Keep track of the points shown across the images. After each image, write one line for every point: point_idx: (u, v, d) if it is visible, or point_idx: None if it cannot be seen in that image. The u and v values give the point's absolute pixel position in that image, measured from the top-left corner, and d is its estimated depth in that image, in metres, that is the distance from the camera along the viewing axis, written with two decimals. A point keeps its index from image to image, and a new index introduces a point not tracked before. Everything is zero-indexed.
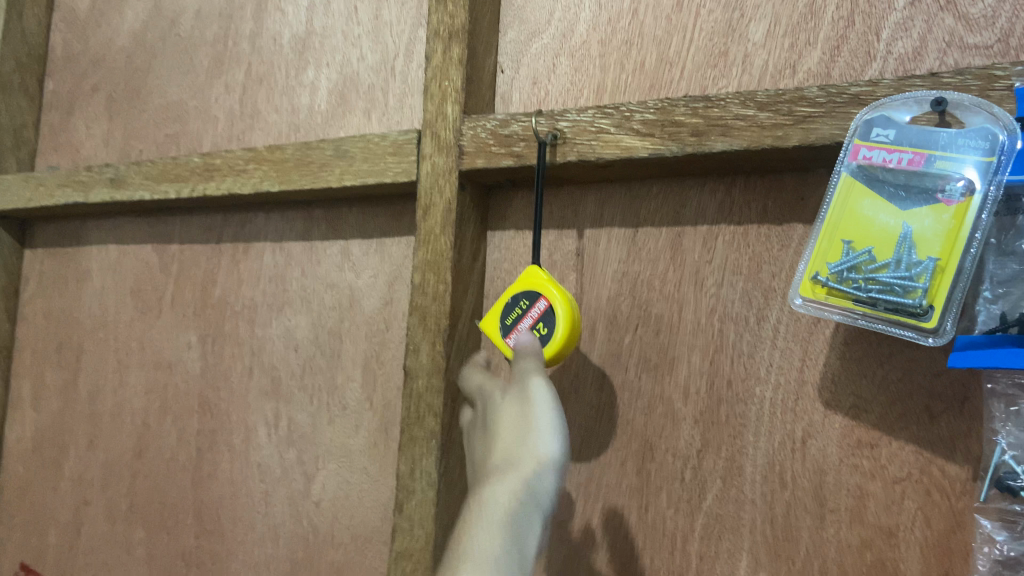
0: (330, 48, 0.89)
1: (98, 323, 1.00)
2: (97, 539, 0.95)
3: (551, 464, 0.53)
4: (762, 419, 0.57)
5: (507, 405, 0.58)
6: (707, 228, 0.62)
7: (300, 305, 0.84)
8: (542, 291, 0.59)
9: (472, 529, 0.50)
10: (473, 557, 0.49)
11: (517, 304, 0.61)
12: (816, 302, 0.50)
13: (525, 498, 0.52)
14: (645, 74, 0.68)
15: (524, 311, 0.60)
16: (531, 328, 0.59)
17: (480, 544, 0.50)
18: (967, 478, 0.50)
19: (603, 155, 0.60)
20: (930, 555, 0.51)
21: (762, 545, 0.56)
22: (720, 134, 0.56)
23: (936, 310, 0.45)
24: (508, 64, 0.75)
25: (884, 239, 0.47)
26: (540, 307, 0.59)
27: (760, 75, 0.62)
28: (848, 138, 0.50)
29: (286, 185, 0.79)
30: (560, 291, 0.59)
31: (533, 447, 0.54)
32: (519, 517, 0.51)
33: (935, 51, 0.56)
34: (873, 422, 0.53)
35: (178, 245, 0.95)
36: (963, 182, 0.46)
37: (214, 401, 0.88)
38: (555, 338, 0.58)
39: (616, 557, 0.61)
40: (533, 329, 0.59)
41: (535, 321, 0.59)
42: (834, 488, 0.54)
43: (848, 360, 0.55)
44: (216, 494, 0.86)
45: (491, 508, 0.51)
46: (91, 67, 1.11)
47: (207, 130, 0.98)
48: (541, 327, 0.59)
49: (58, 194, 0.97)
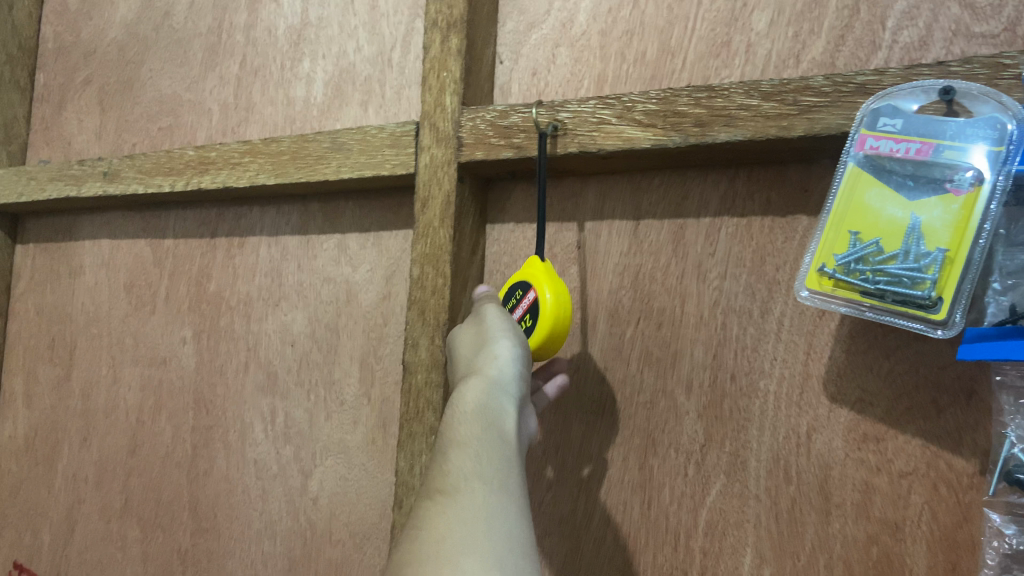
0: (326, 40, 0.88)
1: (92, 319, 0.98)
2: (91, 538, 0.94)
3: (507, 349, 0.53)
4: (766, 413, 0.57)
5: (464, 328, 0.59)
6: (710, 220, 0.61)
7: (297, 300, 0.83)
8: (532, 282, 0.58)
9: (450, 425, 0.50)
10: (458, 444, 0.49)
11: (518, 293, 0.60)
12: (823, 294, 0.49)
13: (490, 385, 0.51)
14: (646, 65, 0.67)
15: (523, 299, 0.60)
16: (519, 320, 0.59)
17: (460, 434, 0.49)
18: (974, 472, 0.50)
19: (604, 146, 0.59)
20: (937, 550, 0.50)
21: (766, 540, 0.55)
22: (724, 124, 0.55)
23: (945, 301, 0.45)
24: (507, 55, 0.74)
25: (891, 230, 0.47)
26: (529, 297, 0.59)
27: (764, 65, 0.62)
28: (855, 128, 0.50)
29: (282, 178, 0.78)
30: (550, 282, 0.58)
31: (490, 349, 0.53)
32: (490, 401, 0.51)
33: (941, 40, 0.56)
34: (878, 416, 0.53)
35: (172, 239, 0.94)
36: (972, 172, 0.45)
37: (209, 398, 0.87)
38: (531, 340, 0.57)
39: (618, 554, 0.61)
40: (522, 320, 0.59)
41: (524, 313, 0.59)
42: (840, 483, 0.54)
43: (854, 353, 0.54)
44: (213, 491, 0.85)
45: (461, 402, 0.51)
46: (82, 59, 1.09)
47: (201, 123, 0.97)
48: (528, 318, 0.58)
49: (49, 188, 0.96)
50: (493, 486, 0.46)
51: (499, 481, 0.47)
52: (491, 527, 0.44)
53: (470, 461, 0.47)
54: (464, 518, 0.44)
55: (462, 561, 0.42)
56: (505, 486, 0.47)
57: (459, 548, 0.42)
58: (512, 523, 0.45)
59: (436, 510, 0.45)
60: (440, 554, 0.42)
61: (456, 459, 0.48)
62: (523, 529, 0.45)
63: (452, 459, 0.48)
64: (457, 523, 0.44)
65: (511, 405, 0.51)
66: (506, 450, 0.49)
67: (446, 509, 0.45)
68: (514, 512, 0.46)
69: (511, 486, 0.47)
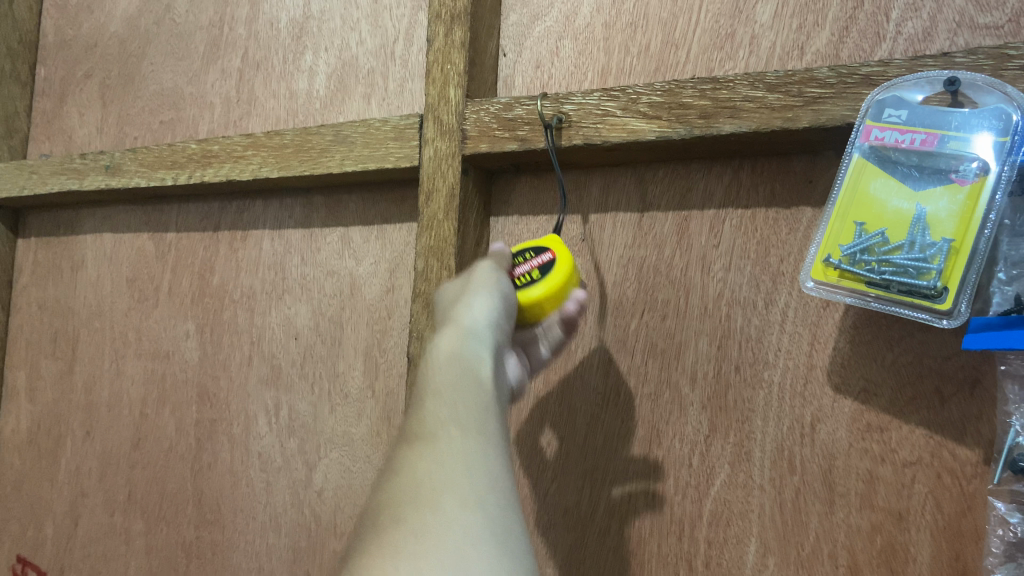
0: (328, 33, 0.88)
1: (94, 313, 0.98)
2: (95, 531, 0.94)
3: (482, 299, 0.52)
4: (770, 404, 0.57)
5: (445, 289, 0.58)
6: (714, 212, 0.61)
7: (300, 293, 0.83)
8: (553, 246, 0.56)
9: (426, 376, 0.49)
10: (434, 391, 0.47)
11: (538, 252, 0.56)
12: (828, 285, 0.49)
13: (465, 335, 0.50)
14: (650, 57, 0.67)
15: (540, 257, 0.56)
16: (520, 274, 0.56)
17: (436, 381, 0.48)
18: (978, 461, 0.50)
19: (609, 139, 0.59)
20: (941, 539, 0.51)
21: (770, 530, 0.56)
22: (729, 116, 0.55)
23: (951, 292, 0.45)
24: (510, 48, 0.74)
25: (897, 221, 0.47)
26: (543, 258, 0.56)
27: (768, 57, 0.62)
28: (860, 119, 0.50)
29: (285, 171, 0.78)
30: (569, 259, 0.56)
31: (468, 298, 0.52)
32: (466, 350, 0.49)
33: (946, 32, 0.56)
34: (882, 406, 0.53)
35: (174, 233, 0.94)
36: (977, 163, 0.46)
37: (213, 391, 0.87)
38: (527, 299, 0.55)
39: (623, 544, 0.61)
40: (524, 274, 0.56)
41: (530, 270, 0.56)
42: (844, 472, 0.54)
43: (858, 344, 0.54)
44: (216, 484, 0.85)
45: (437, 354, 0.50)
46: (83, 53, 1.09)
47: (203, 116, 0.97)
48: (533, 276, 0.55)
49: (51, 182, 0.96)
50: (471, 426, 0.44)
51: (478, 423, 0.45)
52: (471, 467, 0.42)
53: (447, 405, 0.46)
54: (441, 463, 0.42)
55: (443, 500, 0.40)
56: (484, 427, 0.45)
57: (439, 489, 0.41)
58: (494, 463, 0.43)
59: (413, 457, 0.44)
60: (421, 495, 0.41)
61: (432, 407, 0.46)
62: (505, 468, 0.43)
63: (429, 407, 0.46)
64: (436, 464, 0.42)
65: (489, 354, 0.50)
66: (485, 393, 0.47)
67: (423, 455, 0.43)
68: (495, 451, 0.44)
69: (491, 428, 0.45)
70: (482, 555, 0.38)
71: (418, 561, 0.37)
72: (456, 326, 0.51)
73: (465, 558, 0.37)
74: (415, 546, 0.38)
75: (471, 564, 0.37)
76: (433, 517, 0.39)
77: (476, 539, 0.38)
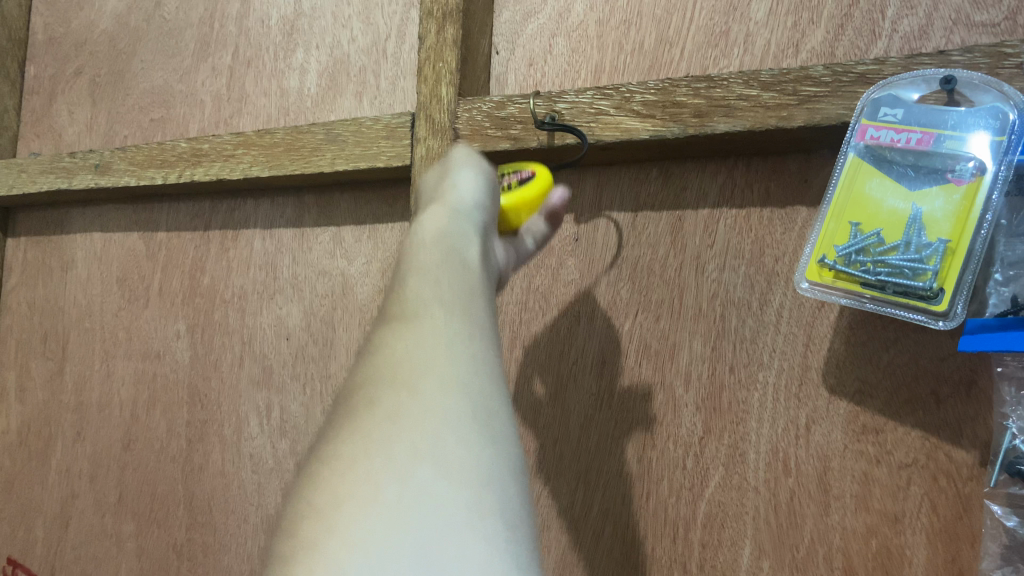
0: (319, 30, 0.87)
1: (84, 313, 0.97)
2: (86, 533, 0.93)
3: (467, 186, 0.52)
4: (765, 405, 0.56)
5: (429, 176, 0.57)
6: (708, 211, 0.60)
7: (292, 293, 0.82)
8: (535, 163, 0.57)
9: (409, 255, 0.47)
10: (417, 268, 0.46)
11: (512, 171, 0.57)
12: (823, 286, 0.49)
13: (450, 215, 0.49)
14: (644, 55, 0.66)
15: (517, 174, 0.57)
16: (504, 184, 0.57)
17: (420, 258, 0.46)
18: (974, 464, 0.50)
19: (602, 138, 0.59)
20: (936, 541, 0.50)
21: (765, 533, 0.55)
22: (723, 115, 0.54)
23: (946, 293, 0.44)
24: (503, 45, 0.73)
25: (893, 221, 0.46)
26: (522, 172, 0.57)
27: (762, 55, 0.61)
28: (856, 118, 0.49)
29: (276, 170, 0.77)
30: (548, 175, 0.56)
31: (454, 184, 0.52)
32: (452, 229, 0.48)
33: (941, 30, 0.55)
34: (878, 407, 0.53)
35: (165, 232, 0.93)
36: (974, 163, 0.45)
37: (204, 392, 0.86)
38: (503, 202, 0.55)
39: (617, 547, 0.60)
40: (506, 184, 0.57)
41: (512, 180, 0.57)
42: (839, 474, 0.53)
43: (853, 345, 0.54)
44: (208, 485, 0.84)
45: (422, 234, 0.48)
46: (73, 51, 1.07)
47: (194, 114, 0.95)
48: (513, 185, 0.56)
49: (40, 180, 0.95)
50: (455, 304, 0.43)
51: (462, 301, 0.43)
52: (455, 340, 0.41)
53: (430, 282, 0.44)
54: (424, 336, 0.40)
55: (421, 384, 0.38)
56: (469, 306, 0.43)
57: (418, 370, 0.39)
58: (478, 345, 0.41)
59: (393, 330, 0.42)
60: (398, 375, 0.39)
61: (415, 282, 0.45)
62: (488, 350, 0.42)
63: (411, 284, 0.45)
64: (416, 340, 0.40)
65: (474, 236, 0.49)
66: (470, 274, 0.46)
67: (404, 328, 0.41)
68: (479, 333, 0.42)
69: (475, 308, 0.44)
70: (461, 440, 0.36)
71: (392, 445, 0.35)
72: (442, 207, 0.50)
73: (442, 438, 0.36)
74: (390, 428, 0.36)
75: (449, 449, 0.35)
76: (410, 400, 0.37)
77: (455, 424, 0.36)
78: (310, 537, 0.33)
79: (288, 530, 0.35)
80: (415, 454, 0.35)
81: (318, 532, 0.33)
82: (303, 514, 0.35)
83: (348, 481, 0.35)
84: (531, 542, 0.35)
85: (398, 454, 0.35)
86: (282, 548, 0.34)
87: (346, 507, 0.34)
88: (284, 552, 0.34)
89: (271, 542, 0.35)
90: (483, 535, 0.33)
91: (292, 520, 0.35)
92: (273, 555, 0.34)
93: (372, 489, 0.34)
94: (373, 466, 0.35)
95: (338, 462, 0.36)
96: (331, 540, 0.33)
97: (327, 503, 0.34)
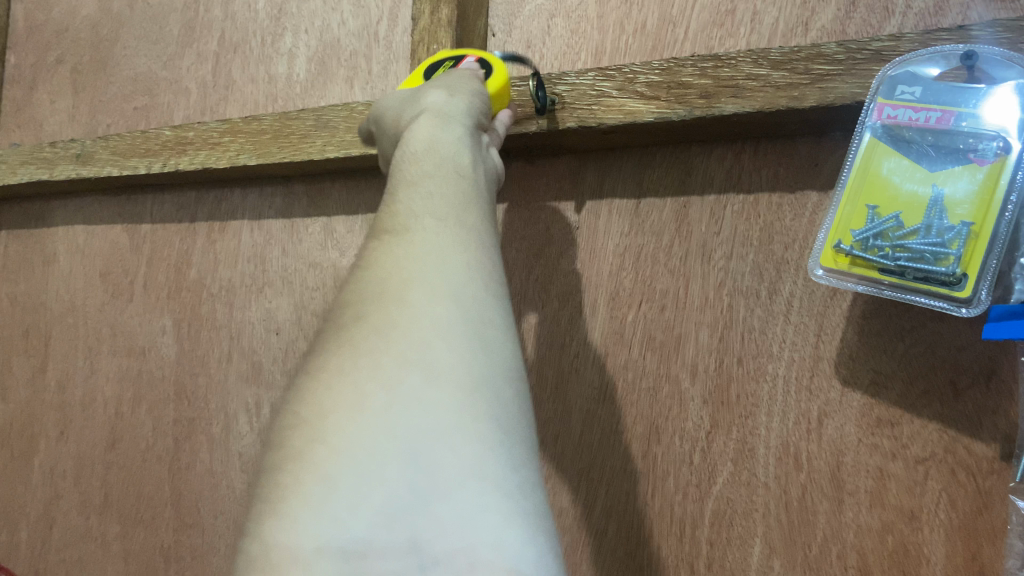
0: (308, 14, 0.84)
1: (67, 309, 0.94)
2: (70, 535, 0.90)
3: (456, 95, 0.49)
4: (775, 398, 0.54)
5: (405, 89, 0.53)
6: (715, 197, 0.58)
7: (281, 286, 0.80)
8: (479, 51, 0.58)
9: (400, 167, 0.45)
10: (410, 180, 0.44)
11: (459, 57, 0.57)
12: (838, 273, 0.46)
13: (443, 124, 0.47)
14: (646, 35, 0.63)
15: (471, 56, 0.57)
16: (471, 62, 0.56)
17: (411, 172, 0.44)
18: (995, 457, 0.48)
19: (604, 120, 0.56)
20: (955, 538, 0.48)
21: (776, 530, 0.53)
22: (731, 95, 0.52)
23: (970, 278, 0.42)
24: (500, 27, 0.70)
25: (911, 205, 0.44)
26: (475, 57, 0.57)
27: (770, 34, 0.59)
28: (871, 97, 0.47)
29: (263, 158, 0.74)
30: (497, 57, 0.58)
31: (439, 95, 0.49)
32: (444, 138, 0.46)
33: (958, 6, 0.53)
34: (893, 399, 0.51)
35: (149, 224, 0.90)
36: (1000, 142, 0.43)
37: (191, 389, 0.84)
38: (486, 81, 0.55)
39: (621, 546, 0.58)
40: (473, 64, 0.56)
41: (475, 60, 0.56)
42: (853, 470, 0.51)
43: (867, 335, 0.52)
44: (195, 485, 0.82)
45: (414, 144, 0.46)
46: (53, 38, 1.04)
47: (179, 102, 0.92)
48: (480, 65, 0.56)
49: (20, 171, 0.91)
50: (448, 214, 0.41)
51: (454, 212, 0.42)
52: (446, 255, 0.39)
53: (420, 195, 0.42)
54: (412, 252, 0.39)
55: (410, 297, 0.37)
56: (463, 216, 0.42)
57: (407, 283, 0.38)
58: (470, 254, 0.40)
59: (385, 246, 0.41)
60: (388, 290, 0.38)
61: (405, 197, 0.43)
62: (483, 258, 0.40)
63: (403, 197, 0.43)
64: (407, 254, 0.39)
65: (468, 144, 0.47)
66: (465, 182, 0.44)
67: (396, 244, 0.40)
68: (472, 243, 0.41)
69: (468, 218, 0.42)
70: (452, 349, 0.35)
71: (380, 356, 0.34)
72: (432, 116, 0.47)
73: (432, 346, 0.35)
74: (380, 339, 0.35)
75: (439, 357, 0.35)
76: (400, 313, 0.36)
77: (445, 334, 0.35)
78: (297, 446, 0.32)
79: (277, 441, 0.34)
80: (406, 362, 0.34)
81: (306, 441, 0.32)
82: (291, 426, 0.34)
83: (336, 391, 0.34)
84: (527, 446, 0.35)
85: (385, 365, 0.34)
86: (270, 459, 0.33)
87: (334, 417, 0.33)
88: (276, 460, 0.33)
89: (262, 453, 0.34)
90: (476, 437, 0.32)
91: (283, 429, 0.34)
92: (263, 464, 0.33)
93: (360, 398, 0.33)
94: (360, 376, 0.34)
95: (325, 375, 0.35)
96: (319, 448, 0.32)
97: (311, 416, 0.33)
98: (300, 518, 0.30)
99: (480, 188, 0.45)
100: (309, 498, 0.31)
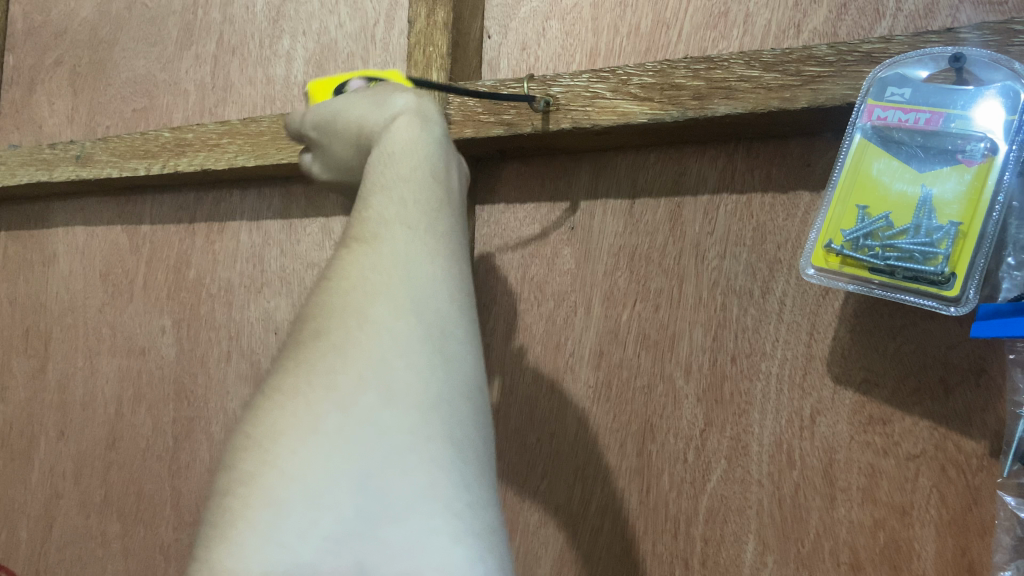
0: (306, 16, 0.85)
1: (67, 309, 0.94)
2: (70, 534, 0.91)
3: (428, 97, 0.48)
4: (769, 396, 0.55)
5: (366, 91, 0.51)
6: (708, 197, 0.59)
7: (280, 286, 0.80)
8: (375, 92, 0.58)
9: (373, 171, 0.45)
10: (381, 186, 0.43)
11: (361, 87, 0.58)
12: (829, 272, 0.47)
13: (420, 125, 0.46)
14: (640, 37, 0.64)
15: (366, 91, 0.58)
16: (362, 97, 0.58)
17: (381, 178, 0.44)
18: (984, 454, 0.48)
19: (599, 122, 0.57)
20: (946, 535, 0.49)
21: (769, 527, 0.54)
22: (724, 97, 0.53)
23: (958, 277, 0.43)
24: (496, 29, 0.70)
25: (901, 204, 0.45)
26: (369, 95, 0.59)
27: (763, 36, 0.59)
28: (861, 98, 0.47)
29: (261, 160, 0.75)
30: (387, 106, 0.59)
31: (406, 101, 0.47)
32: (419, 144, 0.45)
33: (948, 8, 0.53)
34: (884, 397, 0.51)
35: (148, 226, 0.90)
36: (986, 143, 0.43)
37: (190, 389, 0.84)
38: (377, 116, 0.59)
39: (617, 543, 0.59)
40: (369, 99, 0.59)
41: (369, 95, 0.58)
42: (845, 467, 0.52)
43: (859, 334, 0.52)
44: (195, 484, 0.82)
45: (389, 144, 0.45)
46: (52, 40, 1.04)
47: (178, 104, 0.93)
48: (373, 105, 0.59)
49: (19, 173, 0.92)
50: (417, 224, 0.41)
51: (424, 222, 0.42)
52: (411, 267, 0.39)
53: (391, 204, 0.42)
54: (377, 265, 0.39)
55: (373, 314, 0.37)
56: (432, 227, 0.42)
57: (368, 299, 0.38)
58: (438, 267, 0.40)
59: (353, 257, 0.41)
60: (351, 305, 0.38)
61: (378, 204, 0.43)
62: (451, 271, 0.41)
63: (373, 205, 0.43)
64: (373, 267, 0.39)
65: (444, 149, 0.46)
66: (439, 189, 0.44)
67: (362, 256, 0.40)
68: (441, 254, 0.41)
69: (438, 227, 0.42)
70: (410, 366, 0.36)
71: (337, 376, 0.35)
72: (408, 119, 0.46)
73: (391, 365, 0.36)
74: (340, 359, 0.36)
75: (397, 377, 0.35)
76: (361, 331, 0.37)
77: (405, 351, 0.36)
78: (248, 469, 0.33)
79: (230, 460, 0.35)
80: (362, 383, 0.35)
81: (257, 463, 0.33)
82: (244, 447, 0.34)
83: (290, 412, 0.34)
84: (485, 463, 0.36)
85: (343, 385, 0.35)
86: (225, 477, 0.34)
87: (286, 439, 0.34)
88: (227, 482, 0.34)
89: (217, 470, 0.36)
90: (428, 460, 0.34)
91: (238, 448, 0.35)
92: (215, 485, 0.34)
93: (315, 419, 0.34)
94: (316, 397, 0.35)
95: (281, 395, 0.35)
96: (269, 471, 0.33)
97: (267, 435, 0.34)
98: (247, 542, 0.31)
99: (452, 196, 0.45)
100: (257, 522, 0.32)
